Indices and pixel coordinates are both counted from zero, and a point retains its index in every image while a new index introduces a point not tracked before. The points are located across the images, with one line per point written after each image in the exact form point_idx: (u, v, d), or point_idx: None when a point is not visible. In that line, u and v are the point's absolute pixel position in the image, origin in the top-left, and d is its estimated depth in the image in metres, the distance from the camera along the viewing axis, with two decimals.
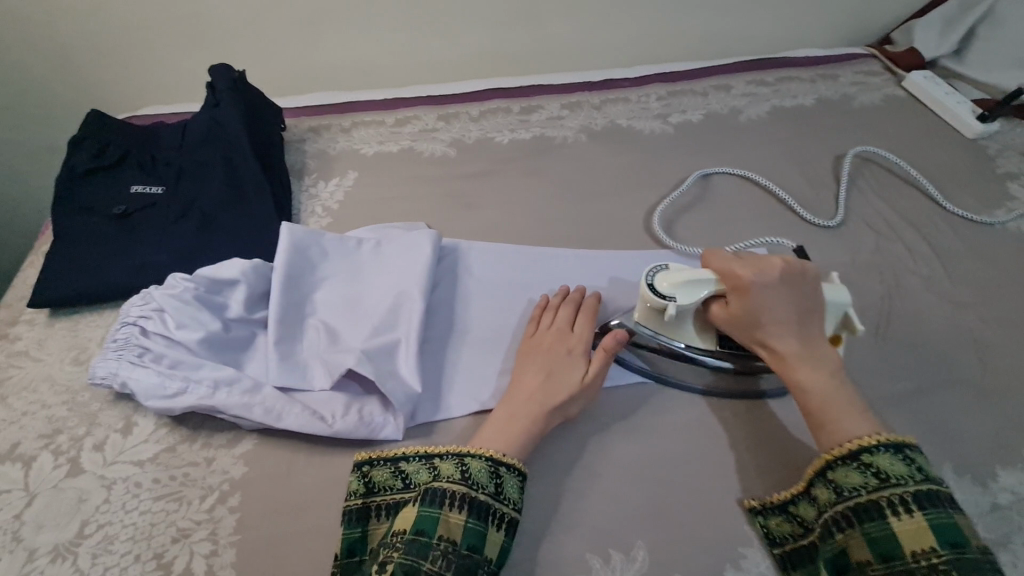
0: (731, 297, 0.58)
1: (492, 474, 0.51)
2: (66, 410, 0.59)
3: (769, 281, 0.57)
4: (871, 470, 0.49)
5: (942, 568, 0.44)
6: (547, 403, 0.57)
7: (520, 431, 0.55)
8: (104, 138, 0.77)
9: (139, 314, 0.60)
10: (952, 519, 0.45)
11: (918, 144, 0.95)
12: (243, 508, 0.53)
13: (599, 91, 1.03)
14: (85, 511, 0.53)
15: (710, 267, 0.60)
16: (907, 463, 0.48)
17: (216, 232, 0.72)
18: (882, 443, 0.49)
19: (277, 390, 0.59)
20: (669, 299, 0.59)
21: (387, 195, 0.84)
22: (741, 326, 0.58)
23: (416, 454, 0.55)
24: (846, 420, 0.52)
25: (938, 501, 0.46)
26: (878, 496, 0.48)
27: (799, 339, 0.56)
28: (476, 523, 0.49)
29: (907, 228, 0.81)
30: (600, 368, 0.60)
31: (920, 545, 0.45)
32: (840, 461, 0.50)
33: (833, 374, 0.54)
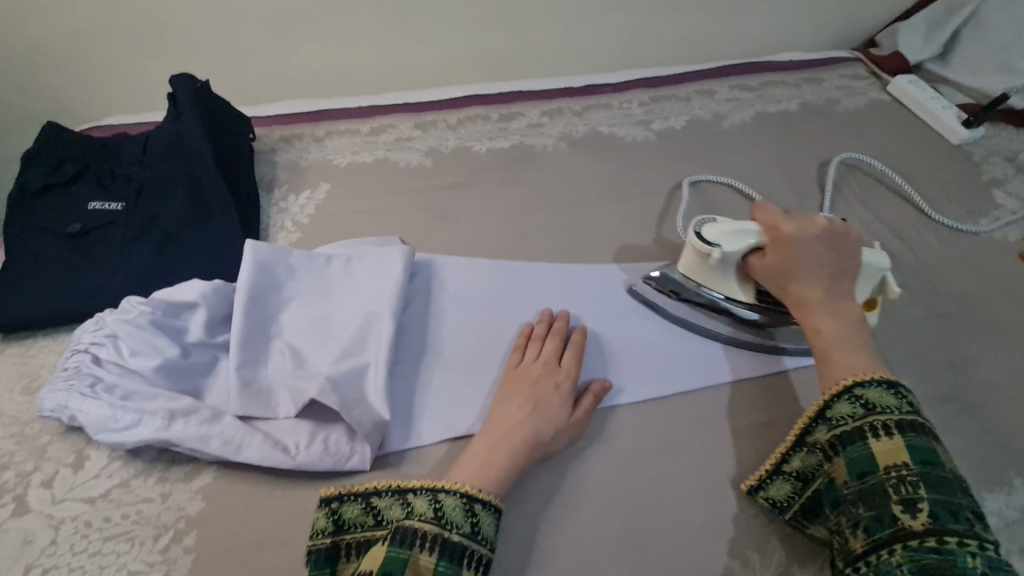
0: (770, 246, 0.60)
1: (467, 512, 0.48)
2: (14, 443, 0.56)
3: (809, 238, 0.59)
4: (860, 401, 0.50)
5: (911, 480, 0.45)
6: (530, 434, 0.54)
7: (502, 463, 0.52)
8: (60, 152, 0.74)
9: (91, 341, 0.57)
10: (929, 444, 0.47)
11: (903, 150, 0.94)
12: (199, 548, 0.50)
13: (579, 98, 1.01)
14: (30, 554, 0.50)
15: (756, 220, 0.63)
16: (897, 397, 0.50)
17: (178, 251, 0.69)
18: (877, 379, 0.50)
19: (237, 419, 0.56)
20: (714, 247, 0.62)
21: (360, 207, 0.82)
22: (775, 276, 0.60)
23: (389, 488, 0.52)
24: (854, 363, 0.52)
25: (921, 430, 0.48)
26: (863, 423, 0.49)
27: (824, 294, 0.57)
28: (449, 566, 0.46)
29: (892, 238, 0.80)
30: (585, 413, 0.59)
31: (895, 461, 0.46)
32: (836, 397, 0.51)
33: (852, 326, 0.56)
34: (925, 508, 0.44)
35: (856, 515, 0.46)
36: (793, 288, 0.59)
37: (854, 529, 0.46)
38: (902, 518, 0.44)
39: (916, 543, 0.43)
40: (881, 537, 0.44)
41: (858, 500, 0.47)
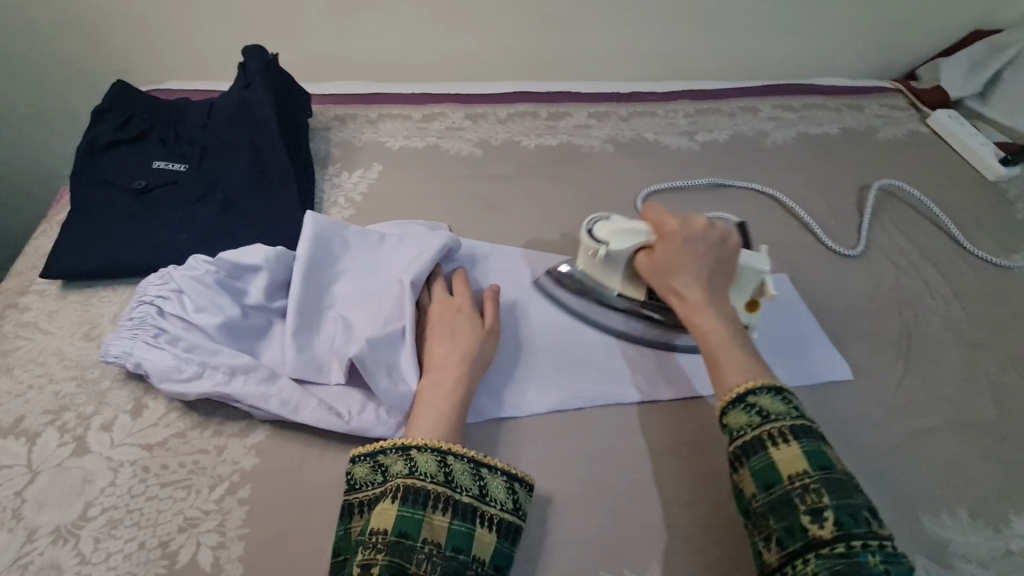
0: (659, 245, 0.62)
1: (475, 476, 0.50)
2: (75, 386, 0.58)
3: (692, 234, 0.61)
4: (754, 409, 0.49)
5: (814, 488, 0.45)
6: (461, 356, 0.58)
7: (452, 386, 0.55)
8: (129, 110, 0.76)
9: (156, 294, 0.59)
10: (823, 448, 0.47)
11: (939, 181, 0.96)
12: (253, 501, 0.52)
13: (626, 103, 1.03)
14: (90, 493, 0.51)
15: (646, 218, 0.65)
16: (785, 402, 0.50)
17: (239, 215, 0.71)
18: (764, 385, 0.50)
19: (293, 381, 0.58)
20: (602, 243, 0.65)
21: (411, 189, 0.84)
22: (660, 274, 0.61)
23: (393, 445, 0.51)
24: (737, 367, 0.53)
25: (812, 434, 0.48)
26: (761, 432, 0.48)
27: (705, 293, 0.59)
28: (461, 524, 0.47)
29: (926, 265, 0.81)
30: (491, 314, 0.63)
31: (795, 469, 0.46)
32: (730, 405, 0.51)
33: (733, 328, 0.57)
34: (830, 516, 0.43)
35: (768, 528, 0.45)
36: (674, 284, 0.60)
37: (768, 543, 0.45)
38: (810, 528, 0.43)
39: (825, 552, 0.42)
40: (792, 551, 0.43)
41: (769, 513, 0.45)
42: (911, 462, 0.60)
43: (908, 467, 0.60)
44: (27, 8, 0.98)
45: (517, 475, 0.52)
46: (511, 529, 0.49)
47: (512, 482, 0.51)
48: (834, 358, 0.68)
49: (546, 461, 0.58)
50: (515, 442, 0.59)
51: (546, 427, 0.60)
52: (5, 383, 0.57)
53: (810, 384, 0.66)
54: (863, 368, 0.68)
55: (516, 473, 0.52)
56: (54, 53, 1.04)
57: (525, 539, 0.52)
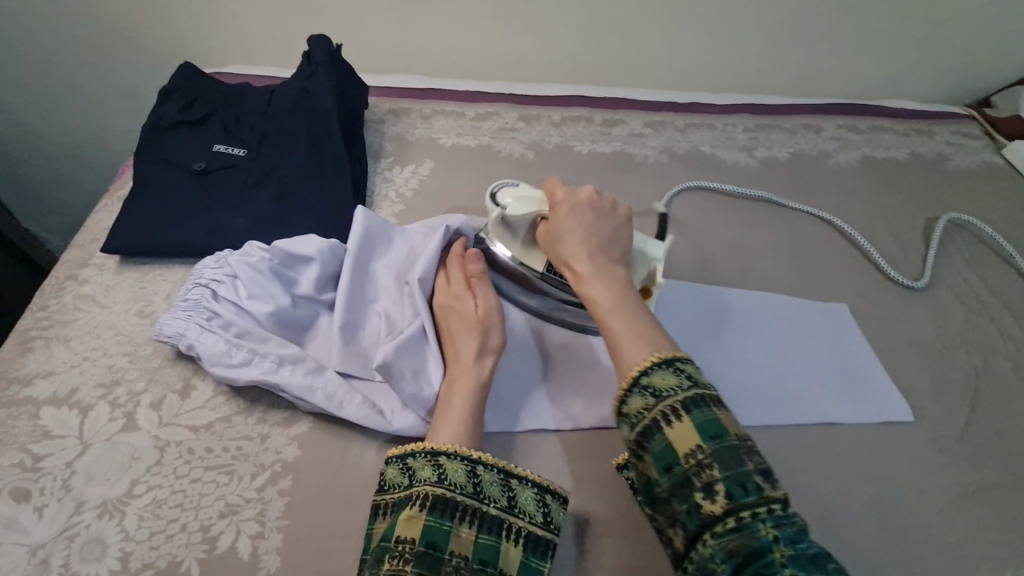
0: (550, 220, 0.60)
1: (504, 487, 0.48)
2: (128, 361, 0.59)
3: (579, 206, 0.59)
4: (647, 390, 0.45)
5: (708, 463, 0.41)
6: (471, 354, 0.56)
7: (469, 385, 0.54)
8: (194, 93, 0.77)
9: (212, 278, 0.60)
10: (715, 414, 0.43)
11: (1014, 217, 0.90)
12: (293, 493, 0.52)
13: (683, 113, 1.01)
14: (137, 470, 0.52)
15: (542, 194, 0.63)
16: (678, 373, 0.45)
17: (293, 203, 0.71)
18: (657, 361, 0.46)
19: (339, 375, 0.57)
20: (500, 206, 0.64)
21: (461, 188, 0.83)
22: (552, 248, 0.59)
23: (422, 449, 0.49)
24: (631, 334, 0.49)
25: (705, 402, 0.44)
26: (655, 413, 0.44)
27: (597, 260, 0.55)
28: (488, 537, 0.46)
29: (997, 306, 0.76)
30: (487, 294, 0.60)
31: (688, 447, 0.42)
32: (628, 390, 0.46)
33: (627, 292, 0.53)
34: (721, 490, 0.40)
35: (672, 512, 0.42)
36: (567, 254, 0.57)
37: (675, 528, 0.42)
38: (702, 506, 0.41)
39: (720, 530, 0.39)
40: (693, 533, 0.41)
41: (672, 497, 0.42)
42: (973, 518, 0.57)
43: (968, 522, 0.56)
44: None
45: (550, 487, 0.50)
46: (542, 544, 0.47)
47: (543, 494, 0.49)
48: (894, 398, 0.65)
49: (586, 479, 0.56)
50: (556, 457, 0.57)
51: (587, 444, 0.59)
52: (62, 353, 0.59)
53: (871, 423, 0.63)
54: (925, 410, 0.65)
55: (547, 484, 0.50)
56: (122, 31, 1.06)
57: (562, 558, 0.51)
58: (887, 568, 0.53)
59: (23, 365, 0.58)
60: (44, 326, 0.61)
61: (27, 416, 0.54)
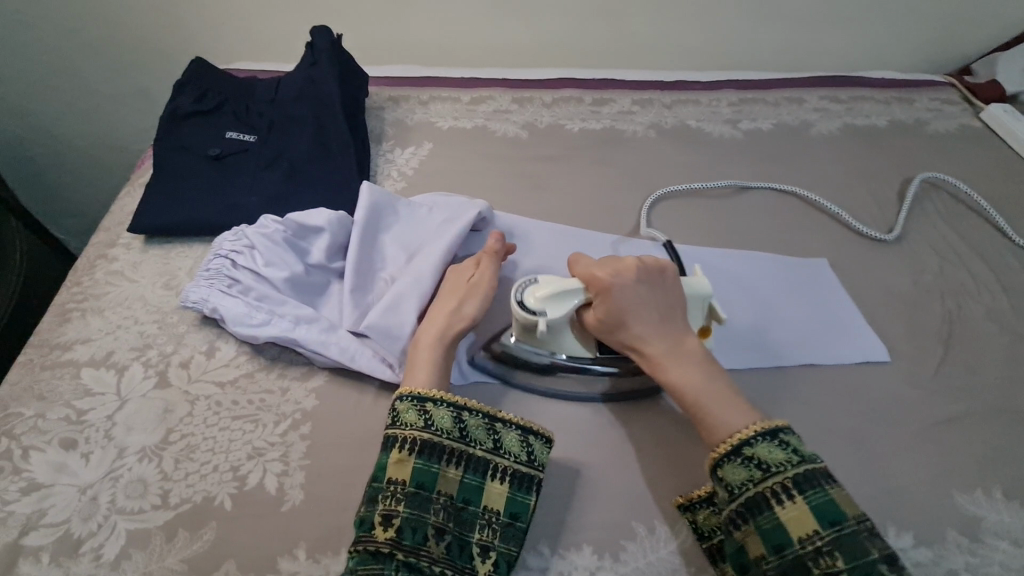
0: (597, 301, 0.57)
1: (489, 431, 0.53)
2: (157, 328, 0.64)
3: (628, 284, 0.57)
4: (752, 462, 0.48)
5: (827, 550, 0.44)
6: (444, 311, 0.59)
7: (432, 336, 0.57)
8: (206, 86, 0.83)
9: (231, 248, 0.65)
10: (829, 496, 0.46)
11: (990, 176, 0.94)
12: (313, 437, 0.56)
13: (669, 91, 1.05)
14: (170, 420, 0.57)
15: (577, 274, 0.59)
16: (785, 450, 0.48)
17: (302, 182, 0.76)
18: (758, 432, 0.49)
19: (351, 333, 0.62)
20: (539, 314, 0.57)
21: (459, 166, 0.88)
22: (612, 332, 0.57)
23: (410, 394, 0.52)
24: (724, 418, 0.51)
25: (818, 483, 0.47)
26: (764, 488, 0.47)
27: (663, 341, 0.55)
28: (472, 477, 0.51)
29: (972, 256, 0.80)
30: (489, 270, 0.63)
31: (805, 531, 0.45)
32: (725, 457, 0.49)
33: (703, 370, 0.54)
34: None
35: None
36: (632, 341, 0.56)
37: None
38: None
39: None
40: None
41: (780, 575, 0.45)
42: (944, 445, 0.60)
43: (940, 450, 0.60)
44: None
45: (533, 430, 0.54)
46: (526, 480, 0.52)
47: (526, 435, 0.54)
48: (871, 341, 0.69)
49: (581, 421, 0.60)
50: (551, 401, 0.62)
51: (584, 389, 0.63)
52: (97, 322, 0.64)
53: (848, 364, 0.67)
54: (900, 351, 0.69)
55: (530, 426, 0.54)
56: (133, 34, 1.12)
57: (560, 489, 0.55)
58: (862, 490, 0.57)
59: (63, 333, 0.63)
60: (80, 300, 0.66)
61: (69, 376, 0.59)
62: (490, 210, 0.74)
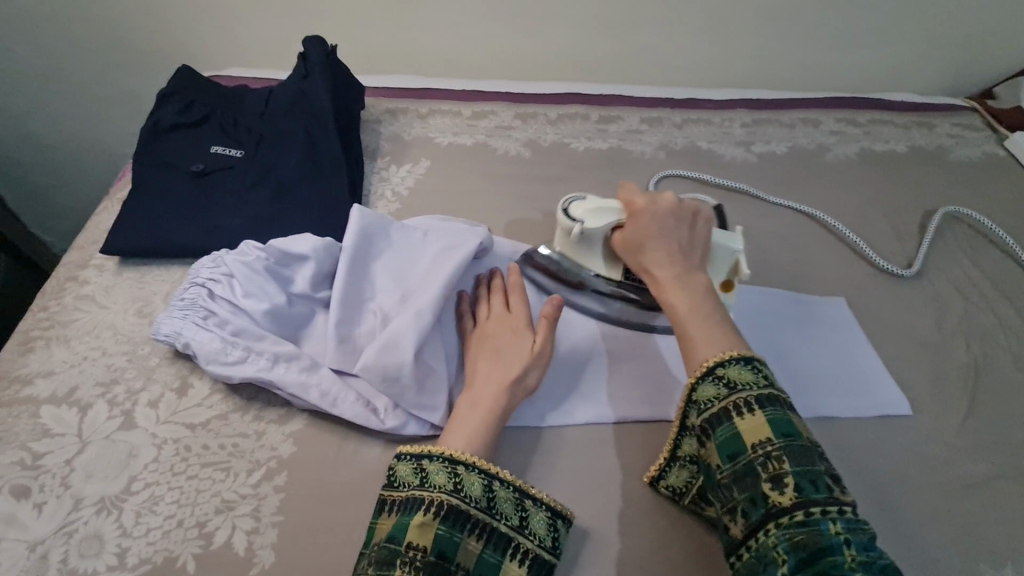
0: (628, 222, 0.60)
1: (517, 506, 0.49)
2: (126, 360, 0.59)
3: (660, 210, 0.59)
4: (721, 381, 0.47)
5: (776, 455, 0.43)
6: (507, 380, 0.55)
7: (494, 407, 0.54)
8: (191, 97, 0.78)
9: (208, 277, 0.60)
10: (786, 414, 0.45)
11: (1015, 208, 0.89)
12: (289, 488, 0.52)
13: (680, 109, 1.00)
14: (134, 467, 0.52)
15: (619, 198, 0.63)
16: (754, 372, 0.47)
17: (289, 203, 0.71)
18: (734, 356, 0.48)
19: (333, 373, 0.57)
20: (577, 222, 0.63)
21: (457, 187, 0.83)
22: (633, 251, 0.59)
23: (441, 454, 0.49)
24: (710, 340, 0.50)
25: (778, 402, 0.45)
26: (727, 403, 0.46)
27: (675, 266, 0.56)
28: (492, 554, 0.47)
29: (998, 297, 0.76)
30: (546, 331, 0.59)
31: (759, 438, 0.44)
32: (701, 377, 0.48)
33: (704, 299, 0.53)
34: (790, 483, 0.41)
35: (732, 501, 0.44)
36: (646, 260, 0.57)
37: (732, 516, 0.43)
38: (770, 496, 0.42)
39: (786, 522, 0.40)
40: (754, 522, 0.42)
41: (733, 484, 0.44)
42: (971, 512, 0.56)
43: (967, 515, 0.56)
44: None
45: (562, 512, 0.51)
46: (545, 567, 0.48)
47: (554, 517, 0.50)
48: (892, 393, 0.64)
49: (580, 475, 0.56)
50: (549, 452, 0.57)
51: (583, 439, 0.59)
52: (62, 353, 0.60)
53: (867, 417, 0.62)
54: (923, 403, 0.64)
55: (560, 509, 0.50)
56: (122, 35, 1.08)
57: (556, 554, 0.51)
58: None
59: (23, 365, 0.58)
60: (45, 327, 0.62)
61: (27, 414, 0.55)
62: (490, 238, 0.70)
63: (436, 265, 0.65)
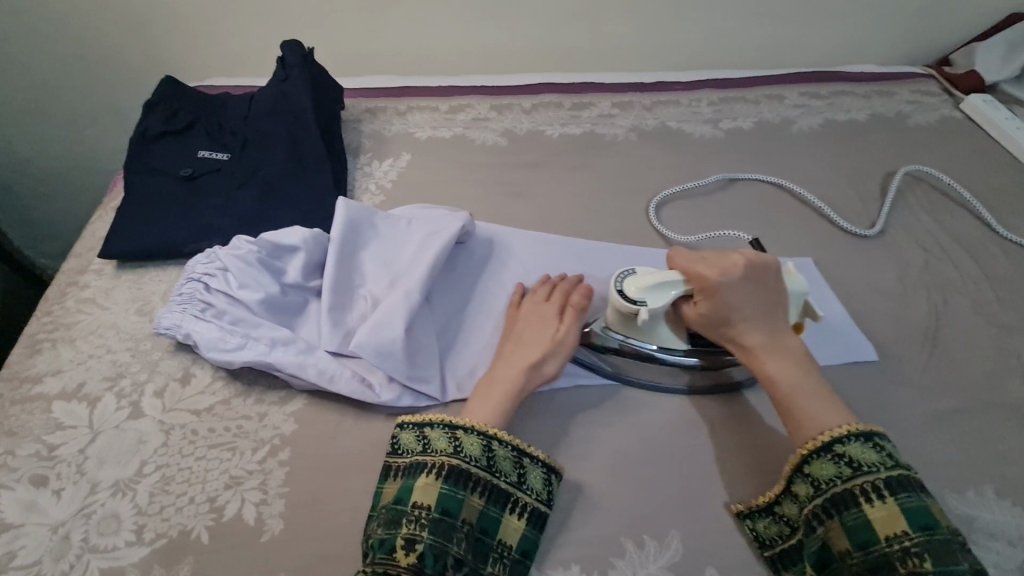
0: (702, 300, 0.58)
1: (515, 463, 0.52)
2: (130, 356, 0.62)
3: (735, 281, 0.57)
4: (843, 459, 0.50)
5: (916, 551, 0.45)
6: (525, 364, 0.58)
7: (506, 387, 0.56)
8: (176, 105, 0.81)
9: (203, 272, 0.63)
10: (922, 502, 0.47)
11: (972, 166, 0.94)
12: (292, 462, 0.55)
13: (649, 93, 1.04)
14: (145, 452, 0.55)
15: (677, 269, 0.60)
16: (877, 451, 0.50)
17: (277, 200, 0.75)
18: (852, 434, 0.51)
19: (330, 353, 0.61)
20: (639, 305, 0.59)
21: (438, 177, 0.86)
22: (712, 327, 0.58)
23: (441, 421, 0.53)
24: (818, 415, 0.53)
25: (910, 487, 0.48)
26: (853, 485, 0.49)
27: (766, 336, 0.57)
28: (493, 508, 0.50)
29: (957, 249, 0.80)
30: (573, 325, 0.61)
31: (895, 530, 0.47)
32: (815, 454, 0.51)
33: (802, 367, 0.56)
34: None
35: None
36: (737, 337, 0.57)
37: None
38: None
39: None
40: None
41: (866, 572, 0.46)
42: (935, 444, 0.60)
43: (931, 447, 0.60)
44: (80, 8, 1.04)
45: (556, 469, 0.54)
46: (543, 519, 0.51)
47: (550, 474, 0.53)
48: (859, 340, 0.68)
49: (566, 434, 0.59)
50: (537, 415, 0.60)
51: (568, 401, 0.62)
52: (69, 353, 0.62)
53: (835, 365, 0.66)
54: (888, 349, 0.68)
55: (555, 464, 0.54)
56: (104, 53, 1.10)
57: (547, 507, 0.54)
58: None
59: (32, 366, 0.61)
60: (51, 330, 0.65)
61: (39, 410, 0.58)
62: (471, 221, 0.73)
63: (423, 249, 0.68)
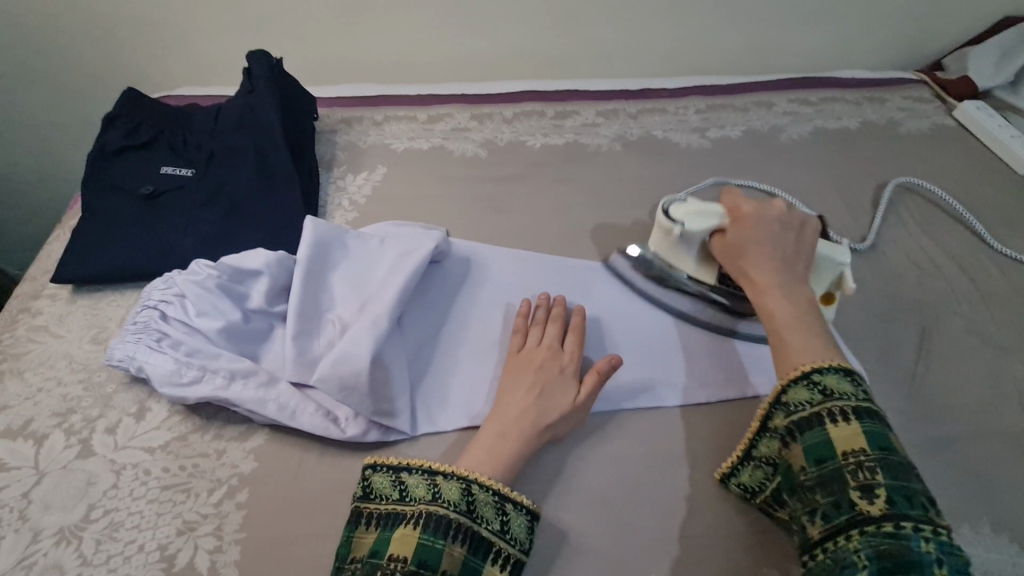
0: (731, 229, 0.61)
1: (498, 510, 0.49)
2: (82, 389, 0.59)
3: (768, 220, 0.59)
4: (818, 386, 0.49)
5: (869, 466, 0.44)
6: (540, 424, 0.54)
7: (517, 442, 0.53)
8: (138, 118, 0.77)
9: (160, 299, 0.60)
10: (883, 428, 0.46)
11: (964, 176, 0.91)
12: (251, 505, 0.52)
13: (635, 100, 1.01)
14: (93, 495, 0.52)
15: (723, 203, 0.64)
16: (853, 383, 0.48)
17: (243, 219, 0.71)
18: (833, 365, 0.49)
19: (293, 386, 0.57)
20: (676, 223, 0.63)
21: (415, 191, 0.83)
22: (733, 256, 0.60)
23: (419, 466, 0.51)
24: (806, 347, 0.51)
25: (874, 415, 0.47)
26: (821, 409, 0.48)
27: (779, 275, 0.57)
28: (475, 559, 0.46)
29: (950, 264, 0.77)
30: (594, 387, 0.58)
31: (851, 446, 0.45)
32: (794, 382, 0.50)
33: (803, 311, 0.55)
34: (882, 494, 0.43)
35: (815, 501, 0.45)
36: (750, 267, 0.58)
37: (813, 518, 0.45)
38: (859, 504, 0.43)
39: (871, 529, 0.42)
40: (838, 525, 0.43)
41: (819, 487, 0.45)
42: (928, 476, 0.57)
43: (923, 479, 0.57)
44: (40, 12, 1.00)
45: (538, 514, 0.51)
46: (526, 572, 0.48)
47: (533, 521, 0.50)
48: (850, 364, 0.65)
49: (541, 469, 0.56)
50: None
51: None
52: (16, 386, 0.59)
53: None
54: (879, 372, 0.66)
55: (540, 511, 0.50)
56: (70, 61, 1.06)
57: None
58: None
59: None
60: None
61: None
62: (446, 240, 0.70)
63: (396, 270, 0.65)
